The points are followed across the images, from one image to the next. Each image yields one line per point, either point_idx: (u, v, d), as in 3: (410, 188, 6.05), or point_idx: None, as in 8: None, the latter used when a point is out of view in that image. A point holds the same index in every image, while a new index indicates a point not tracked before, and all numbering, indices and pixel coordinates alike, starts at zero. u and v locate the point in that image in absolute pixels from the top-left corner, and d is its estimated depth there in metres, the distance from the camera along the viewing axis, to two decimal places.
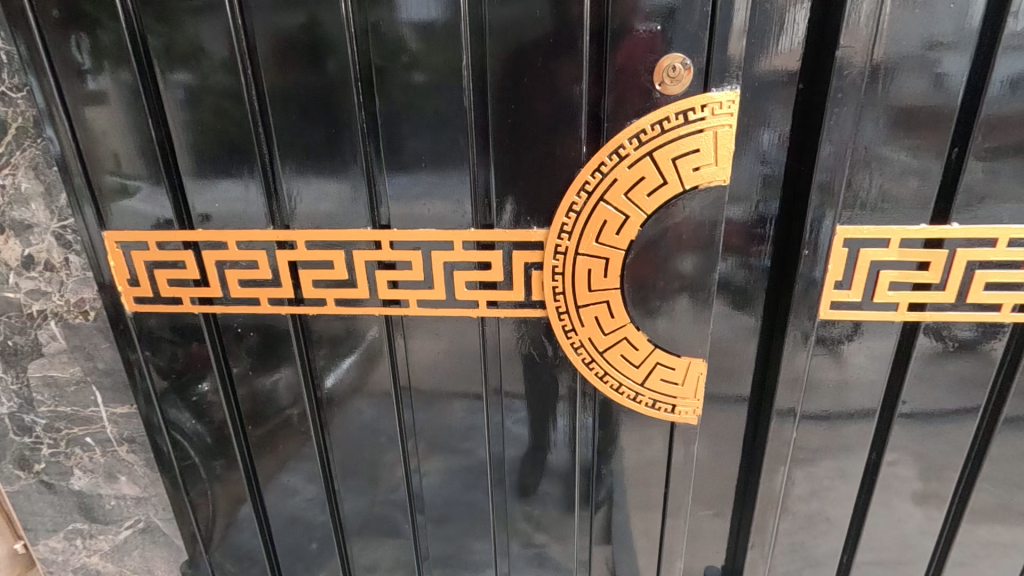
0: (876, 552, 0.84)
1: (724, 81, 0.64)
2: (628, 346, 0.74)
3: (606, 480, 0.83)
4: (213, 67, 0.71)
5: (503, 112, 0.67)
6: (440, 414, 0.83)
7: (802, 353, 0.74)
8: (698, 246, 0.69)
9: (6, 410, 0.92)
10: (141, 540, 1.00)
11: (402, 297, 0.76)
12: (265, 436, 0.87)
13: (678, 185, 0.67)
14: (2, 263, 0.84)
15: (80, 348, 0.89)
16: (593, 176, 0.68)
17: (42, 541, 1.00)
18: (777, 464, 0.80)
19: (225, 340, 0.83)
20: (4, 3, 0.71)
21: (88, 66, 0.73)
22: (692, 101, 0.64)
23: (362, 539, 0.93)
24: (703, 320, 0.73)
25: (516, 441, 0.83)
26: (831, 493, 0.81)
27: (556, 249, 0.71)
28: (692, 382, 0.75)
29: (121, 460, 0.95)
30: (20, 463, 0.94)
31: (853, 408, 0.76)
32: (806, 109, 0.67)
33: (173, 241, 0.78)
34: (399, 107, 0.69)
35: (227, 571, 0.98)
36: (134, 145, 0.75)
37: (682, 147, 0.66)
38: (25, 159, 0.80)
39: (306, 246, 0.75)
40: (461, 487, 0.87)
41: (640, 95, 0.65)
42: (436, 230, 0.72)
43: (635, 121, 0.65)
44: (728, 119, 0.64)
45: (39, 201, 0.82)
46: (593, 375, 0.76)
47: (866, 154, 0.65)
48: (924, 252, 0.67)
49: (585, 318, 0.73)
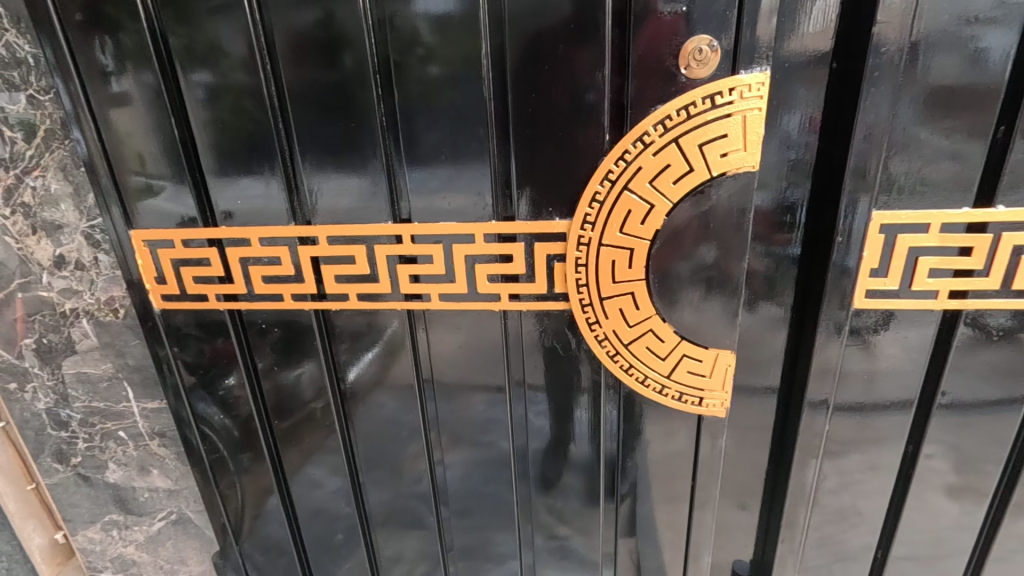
0: (911, 546, 0.82)
1: (753, 63, 0.62)
2: (654, 338, 0.73)
3: (630, 472, 0.82)
4: (232, 66, 0.71)
5: (523, 102, 0.66)
6: (463, 409, 0.83)
7: (834, 343, 0.71)
8: (726, 235, 0.68)
9: (43, 406, 0.94)
10: (173, 531, 1.03)
11: (423, 291, 0.76)
12: (291, 430, 0.89)
13: (705, 172, 0.65)
14: (35, 263, 0.87)
15: (111, 345, 0.91)
16: (616, 164, 0.66)
17: (81, 532, 1.03)
18: (807, 457, 0.78)
19: (251, 335, 0.84)
20: (31, 8, 0.72)
21: (111, 68, 0.74)
22: (720, 85, 0.62)
23: (387, 531, 0.94)
24: (731, 311, 0.71)
25: (539, 435, 0.82)
26: (863, 487, 0.79)
27: (579, 241, 0.69)
28: (720, 374, 0.74)
29: (153, 453, 0.97)
30: (58, 456, 0.98)
31: (888, 399, 0.74)
32: (839, 91, 0.64)
33: (198, 238, 0.79)
34: (416, 101, 0.69)
35: (256, 562, 1.00)
36: (157, 145, 0.76)
37: (709, 133, 0.64)
38: (54, 161, 0.82)
39: (327, 241, 0.76)
40: (484, 480, 0.87)
41: (665, 80, 0.63)
42: (457, 223, 0.72)
43: (660, 107, 0.64)
44: (758, 102, 0.62)
45: (69, 202, 0.84)
46: (618, 368, 0.75)
47: (904, 136, 0.63)
48: (966, 236, 0.64)
49: (609, 310, 0.72)
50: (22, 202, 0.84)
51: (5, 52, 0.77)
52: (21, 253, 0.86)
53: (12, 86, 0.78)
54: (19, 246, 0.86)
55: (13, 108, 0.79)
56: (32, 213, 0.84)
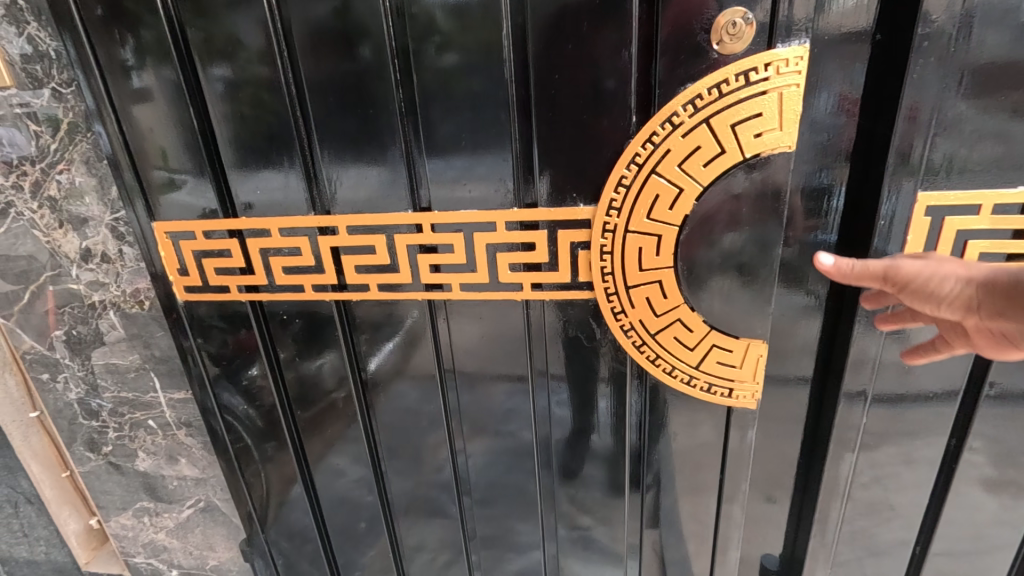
0: (948, 541, 0.79)
1: (791, 36, 0.58)
2: (682, 328, 0.70)
3: (654, 463, 0.81)
4: (251, 59, 0.70)
5: (546, 85, 0.64)
6: (485, 398, 0.82)
7: (872, 332, 0.68)
8: (763, 221, 0.65)
9: (75, 396, 0.97)
10: (202, 519, 1.05)
11: (444, 281, 0.75)
12: (314, 419, 0.89)
13: (738, 154, 0.62)
14: (63, 256, 0.88)
15: (138, 336, 0.92)
16: (643, 147, 0.64)
17: (114, 518, 1.06)
18: (840, 449, 0.75)
19: (273, 326, 0.84)
20: (52, 5, 0.73)
21: (132, 63, 0.73)
22: (755, 60, 0.59)
23: (409, 519, 0.94)
24: (763, 299, 0.68)
25: (562, 425, 0.81)
26: (897, 479, 0.76)
27: (604, 228, 0.67)
28: (752, 365, 0.71)
29: (180, 443, 0.99)
30: (90, 445, 1.00)
31: (929, 389, 0.71)
32: (884, 63, 0.60)
33: (220, 229, 0.79)
34: (434, 88, 0.67)
35: (282, 549, 1.01)
36: (178, 138, 0.76)
37: (743, 112, 0.61)
38: (78, 155, 0.82)
39: (347, 231, 0.75)
40: (505, 469, 0.86)
41: (695, 57, 0.60)
42: (478, 211, 0.70)
43: (690, 86, 0.61)
44: (795, 77, 0.59)
45: (93, 195, 0.84)
46: (644, 358, 0.73)
47: (955, 111, 0.59)
48: (1020, 218, 0.60)
49: (636, 299, 0.70)
50: (49, 195, 0.85)
51: (28, 47, 0.78)
52: (50, 246, 0.87)
53: (35, 81, 0.79)
54: (48, 239, 0.87)
55: (37, 102, 0.80)
56: (58, 206, 0.85)
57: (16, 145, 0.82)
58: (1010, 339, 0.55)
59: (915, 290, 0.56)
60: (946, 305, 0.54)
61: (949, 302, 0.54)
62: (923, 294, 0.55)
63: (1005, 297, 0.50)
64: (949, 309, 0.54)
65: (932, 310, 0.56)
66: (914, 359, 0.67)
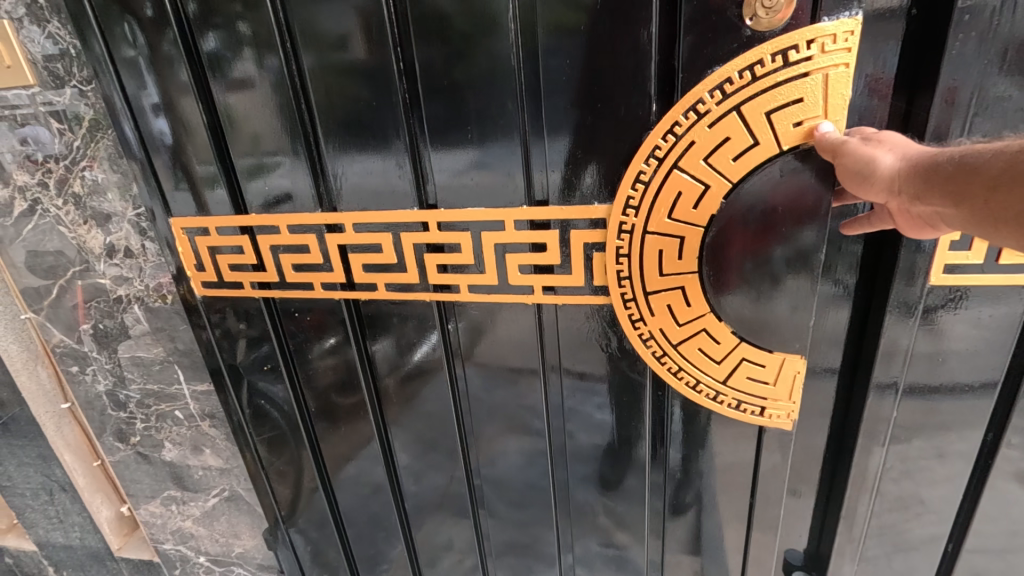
0: (980, 539, 0.76)
1: (839, 9, 0.54)
2: (707, 338, 0.69)
3: (694, 482, 0.79)
4: (304, 49, 0.68)
5: (559, 68, 0.62)
6: (499, 392, 0.81)
7: (905, 325, 0.66)
8: (799, 221, 0.62)
9: (104, 387, 1.00)
10: (226, 507, 1.07)
11: (452, 282, 0.75)
12: (331, 410, 0.90)
13: (773, 145, 0.59)
14: (90, 252, 0.90)
15: (162, 329, 0.94)
16: (664, 140, 0.62)
17: (144, 505, 1.10)
18: (871, 443, 0.73)
19: (285, 321, 0.86)
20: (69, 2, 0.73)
21: (180, 54, 0.72)
22: (798, 37, 0.55)
23: (426, 511, 0.94)
24: (796, 307, 0.66)
25: (579, 421, 0.80)
26: (927, 474, 0.74)
27: (621, 227, 0.66)
28: (786, 381, 0.69)
29: (205, 434, 1.01)
30: (120, 435, 1.04)
31: (963, 382, 0.68)
32: (920, 41, 0.56)
33: (232, 225, 0.80)
34: (464, 80, 0.65)
35: (312, 537, 1.03)
36: (192, 132, 0.76)
37: (780, 98, 0.57)
38: (101, 151, 0.83)
39: (354, 229, 0.75)
40: (521, 460, 0.86)
41: (723, 37, 0.57)
42: (486, 209, 0.69)
43: (719, 69, 0.58)
44: (843, 56, 0.55)
45: (115, 191, 0.86)
46: (665, 370, 0.72)
47: (1000, 87, 0.54)
48: None
49: (656, 306, 0.68)
50: (73, 192, 0.87)
51: (52, 45, 0.79)
52: (77, 242, 0.90)
53: (58, 79, 0.81)
54: (74, 235, 0.90)
55: (60, 100, 0.81)
56: (83, 203, 0.87)
57: (41, 143, 0.84)
58: (936, 222, 0.49)
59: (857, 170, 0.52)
60: (881, 185, 0.50)
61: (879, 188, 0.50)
62: (856, 177, 0.52)
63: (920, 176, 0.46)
64: (882, 190, 0.50)
65: (869, 193, 0.52)
66: (852, 231, 0.63)
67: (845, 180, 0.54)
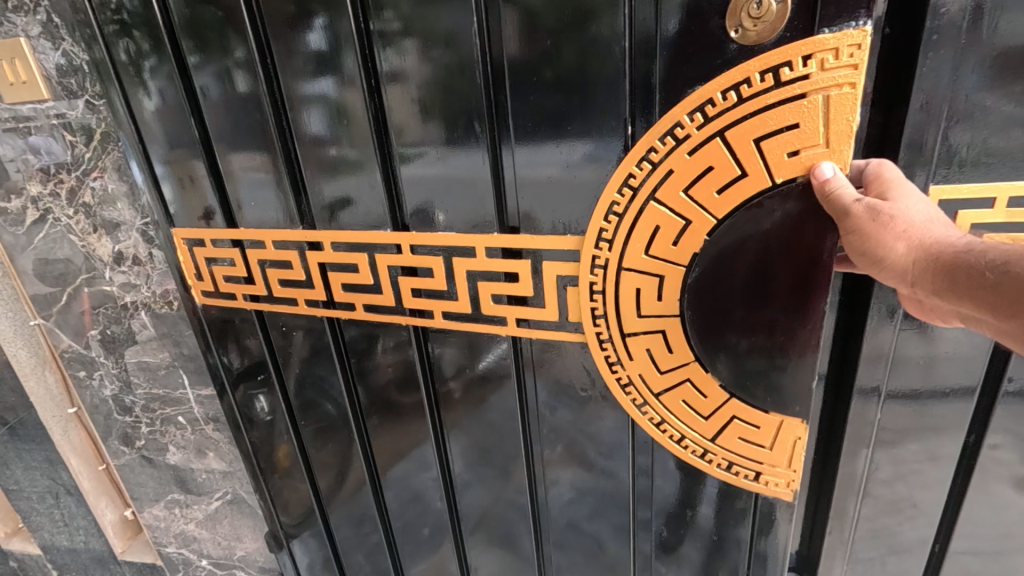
0: (971, 540, 0.76)
1: (841, 19, 0.46)
2: (692, 391, 0.63)
3: (730, 552, 0.72)
4: (282, 68, 0.68)
5: (527, 86, 0.58)
6: (474, 415, 0.78)
7: (887, 327, 0.67)
8: (798, 264, 0.54)
9: (110, 392, 1.03)
10: (230, 510, 1.09)
11: (427, 307, 0.73)
12: (317, 421, 0.90)
13: (764, 176, 0.52)
14: (99, 260, 0.93)
15: (168, 335, 0.96)
16: (639, 167, 0.57)
17: (148, 509, 1.12)
18: (858, 446, 0.74)
19: (273, 335, 0.86)
20: (79, 22, 0.76)
21: (177, 70, 0.74)
22: (792, 52, 0.48)
23: (408, 529, 0.92)
24: (790, 364, 0.58)
25: (562, 451, 0.75)
26: (920, 477, 0.74)
27: (594, 261, 0.61)
28: (784, 447, 0.62)
29: (209, 437, 1.03)
30: (125, 439, 1.06)
31: (947, 387, 0.69)
32: (895, 61, 0.52)
33: (225, 239, 0.81)
34: (430, 95, 0.63)
35: (326, 540, 1.00)
36: (189, 144, 0.78)
37: (771, 124, 0.51)
38: (111, 162, 0.86)
39: (332, 247, 0.74)
40: (498, 484, 0.82)
41: (708, 52, 0.51)
42: (457, 235, 0.67)
43: (701, 88, 0.52)
44: (847, 74, 0.47)
45: (124, 201, 0.88)
46: (647, 420, 0.67)
47: (979, 99, 0.49)
48: None
49: (634, 350, 0.64)
50: (83, 202, 0.90)
51: (64, 60, 0.82)
52: (86, 250, 0.93)
53: (70, 94, 0.84)
54: (83, 244, 0.92)
55: (73, 114, 0.84)
56: (93, 212, 0.90)
57: (53, 155, 0.87)
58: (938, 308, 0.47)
59: (869, 248, 0.46)
60: (894, 271, 0.46)
61: (890, 274, 0.46)
62: (866, 257, 0.47)
63: (947, 278, 0.42)
64: (893, 276, 0.46)
65: (875, 271, 0.47)
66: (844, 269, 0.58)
67: (849, 250, 0.49)
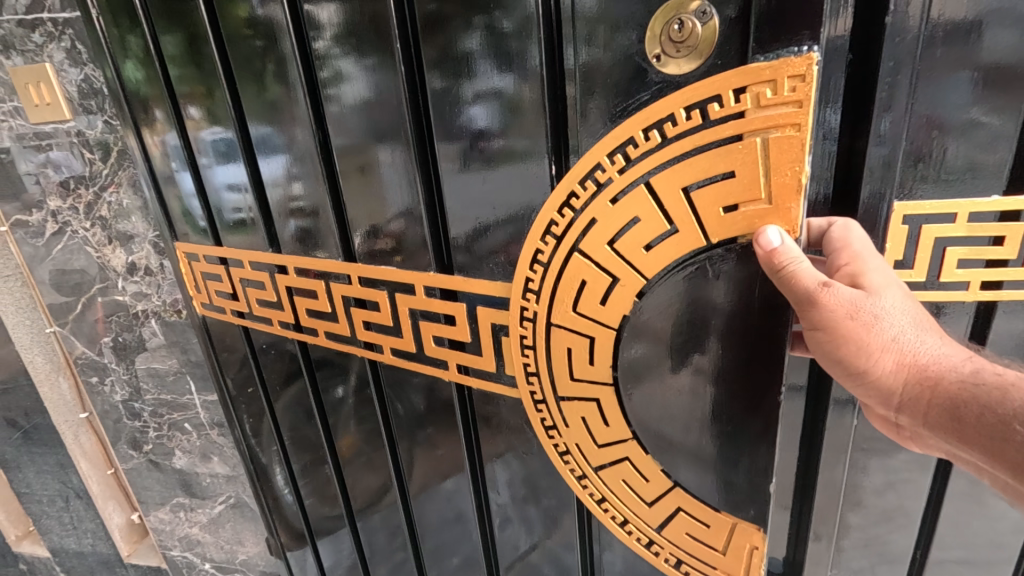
0: (963, 550, 0.70)
1: (774, 43, 0.43)
2: (634, 473, 0.61)
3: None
4: (261, 87, 0.70)
5: (474, 103, 0.58)
6: (442, 425, 0.76)
7: None
8: (743, 333, 0.52)
9: (119, 398, 1.07)
10: (232, 514, 1.12)
11: (377, 342, 0.75)
12: (303, 427, 0.92)
13: (698, 233, 0.50)
14: (112, 270, 0.97)
15: (176, 342, 1.00)
16: (561, 215, 0.56)
17: (153, 512, 1.16)
18: (837, 455, 0.70)
19: (258, 352, 0.90)
20: (101, 51, 0.82)
21: (181, 93, 0.78)
22: (723, 85, 0.45)
23: (387, 534, 0.91)
24: (724, 447, 0.56)
25: (521, 466, 0.72)
26: (909, 486, 0.69)
27: (523, 317, 0.61)
28: (738, 554, 0.58)
29: (213, 442, 1.06)
30: (134, 443, 1.10)
31: None
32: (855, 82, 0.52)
33: (214, 255, 0.86)
34: (385, 115, 0.63)
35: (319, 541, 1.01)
36: (191, 162, 0.82)
37: (703, 169, 0.48)
38: (127, 178, 0.91)
39: (295, 271, 0.77)
40: (465, 497, 0.79)
41: (642, 76, 0.49)
42: (400, 271, 0.69)
43: (624, 125, 0.50)
44: (790, 113, 0.43)
45: (138, 214, 0.93)
46: (587, 495, 0.65)
47: (961, 117, 0.49)
48: (998, 226, 0.50)
49: (570, 418, 0.63)
50: (100, 215, 0.95)
51: (85, 83, 0.87)
52: (100, 261, 0.97)
53: (90, 114, 0.89)
54: (98, 255, 0.97)
55: (93, 133, 0.90)
56: (108, 225, 0.95)
57: (73, 171, 0.93)
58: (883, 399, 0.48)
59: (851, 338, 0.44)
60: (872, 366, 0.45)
61: (868, 373, 0.46)
62: (847, 347, 0.45)
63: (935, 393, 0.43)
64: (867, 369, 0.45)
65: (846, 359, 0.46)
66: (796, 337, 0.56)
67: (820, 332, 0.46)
